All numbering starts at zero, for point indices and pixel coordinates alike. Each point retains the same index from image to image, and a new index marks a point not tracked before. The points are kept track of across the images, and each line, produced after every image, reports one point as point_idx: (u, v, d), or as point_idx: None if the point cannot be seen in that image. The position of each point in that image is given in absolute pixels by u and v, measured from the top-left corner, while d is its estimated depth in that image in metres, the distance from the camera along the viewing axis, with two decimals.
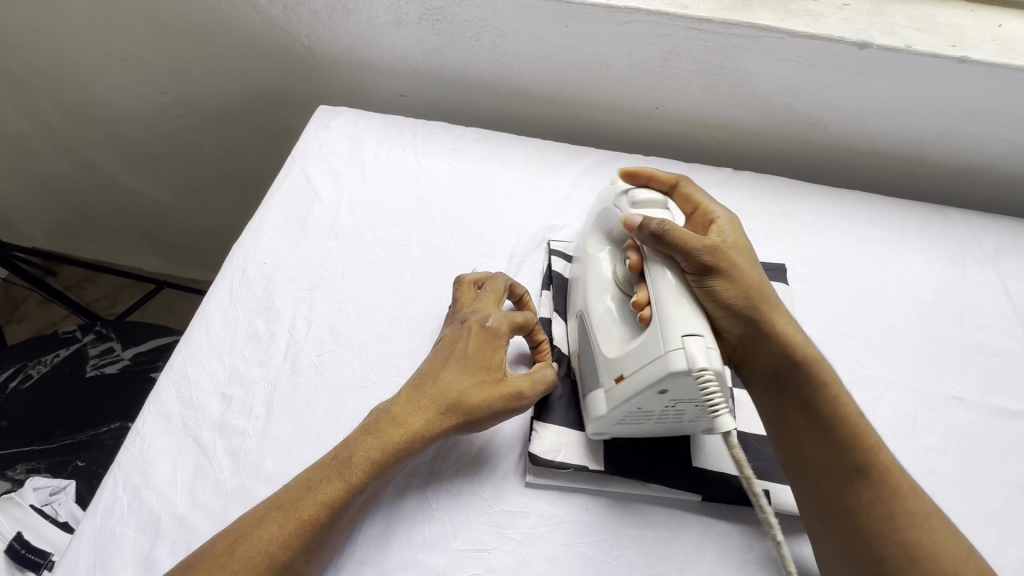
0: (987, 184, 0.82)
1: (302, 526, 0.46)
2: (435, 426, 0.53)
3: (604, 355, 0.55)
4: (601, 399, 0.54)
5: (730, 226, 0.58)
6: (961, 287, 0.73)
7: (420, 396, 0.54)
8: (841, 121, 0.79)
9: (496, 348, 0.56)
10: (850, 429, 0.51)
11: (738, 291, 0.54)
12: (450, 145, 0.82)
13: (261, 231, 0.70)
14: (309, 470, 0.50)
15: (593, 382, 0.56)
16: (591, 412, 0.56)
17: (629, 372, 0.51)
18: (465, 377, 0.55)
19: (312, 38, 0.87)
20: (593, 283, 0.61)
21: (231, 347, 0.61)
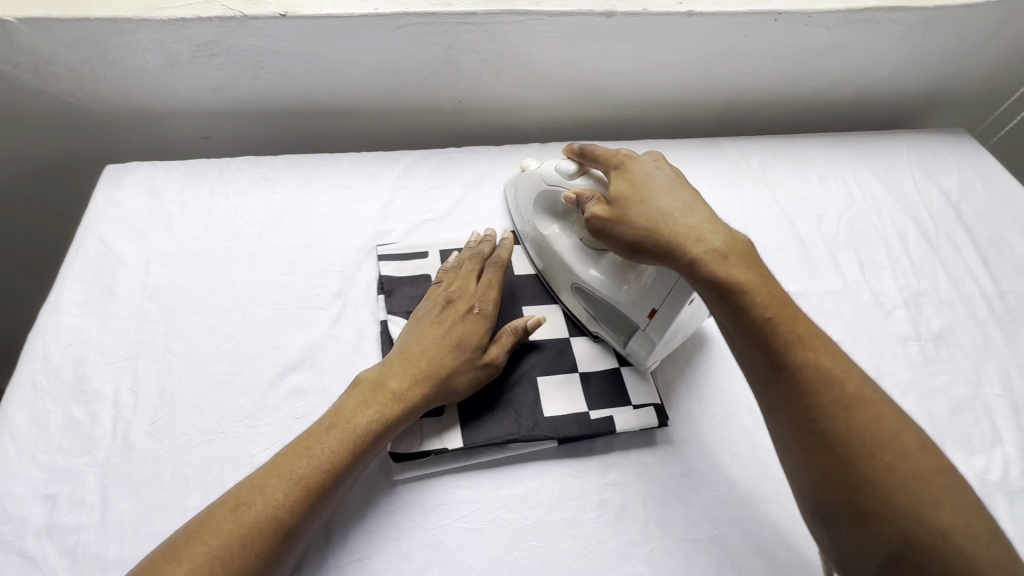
0: (744, 111, 0.97)
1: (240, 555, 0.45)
2: (429, 400, 0.57)
3: (625, 304, 0.61)
4: (647, 337, 0.61)
5: (630, 179, 0.59)
6: (741, 202, 0.85)
7: (416, 373, 0.57)
8: (618, 83, 0.89)
9: (482, 323, 0.62)
10: (776, 339, 0.49)
11: (643, 236, 0.55)
12: (261, 177, 0.80)
13: (60, 311, 0.65)
14: (201, 519, 0.47)
15: (631, 328, 0.63)
16: (643, 348, 0.62)
17: (658, 304, 0.58)
18: (456, 354, 0.59)
19: (83, 96, 0.82)
20: (567, 258, 0.66)
21: (47, 444, 0.57)
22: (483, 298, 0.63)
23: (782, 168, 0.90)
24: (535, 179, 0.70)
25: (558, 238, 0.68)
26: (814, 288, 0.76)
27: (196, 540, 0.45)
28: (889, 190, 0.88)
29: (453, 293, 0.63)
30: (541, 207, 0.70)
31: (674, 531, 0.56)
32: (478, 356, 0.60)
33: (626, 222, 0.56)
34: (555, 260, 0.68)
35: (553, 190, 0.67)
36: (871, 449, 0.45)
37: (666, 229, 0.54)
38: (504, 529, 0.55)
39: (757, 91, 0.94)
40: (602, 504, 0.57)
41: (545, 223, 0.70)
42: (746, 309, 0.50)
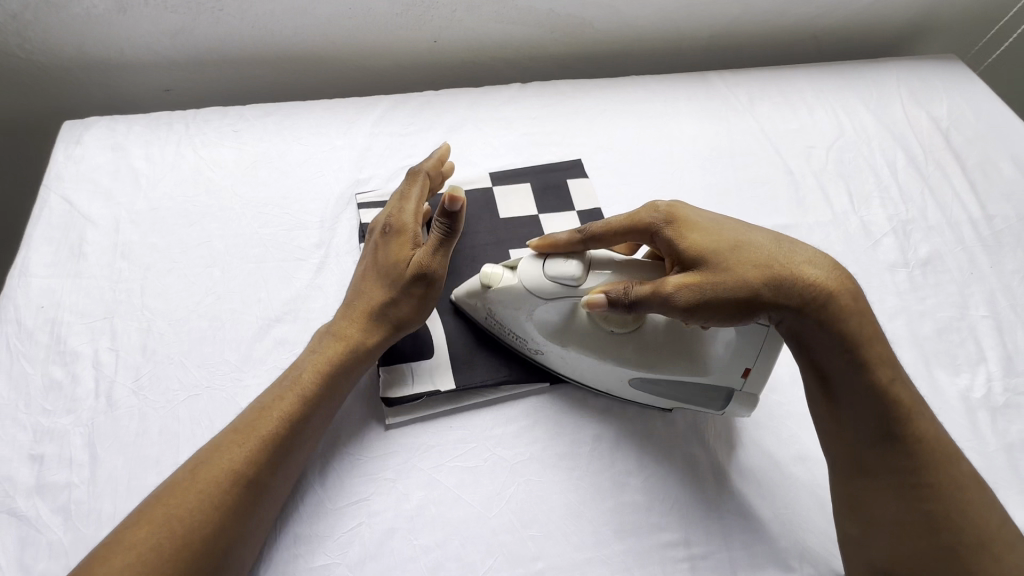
0: (731, 43, 0.94)
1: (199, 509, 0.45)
2: (370, 331, 0.56)
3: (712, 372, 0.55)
4: (745, 400, 0.56)
5: (704, 228, 0.51)
6: (729, 136, 0.83)
7: (354, 311, 0.57)
8: (600, 17, 0.85)
9: (401, 240, 0.58)
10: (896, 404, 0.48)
11: (756, 296, 0.48)
12: (230, 128, 0.76)
13: (29, 273, 0.63)
14: (171, 485, 0.46)
15: (718, 393, 0.56)
16: (744, 409, 0.56)
17: (753, 363, 0.53)
18: (383, 283, 0.57)
19: (31, 47, 0.77)
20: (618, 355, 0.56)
21: (28, 405, 0.55)
22: (398, 212, 0.59)
23: (770, 101, 0.87)
24: (515, 296, 0.56)
25: (585, 348, 0.56)
26: (804, 220, 0.75)
27: (169, 508, 0.45)
28: (879, 119, 0.87)
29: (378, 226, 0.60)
30: (539, 321, 0.57)
31: (669, 459, 0.57)
32: (405, 274, 0.56)
33: (734, 280, 0.48)
34: (594, 368, 0.57)
35: (553, 301, 0.55)
36: (979, 521, 0.46)
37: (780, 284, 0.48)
38: (499, 466, 0.55)
39: (744, 22, 0.91)
40: (596, 438, 0.58)
41: (559, 345, 0.57)
42: (869, 367, 0.48)
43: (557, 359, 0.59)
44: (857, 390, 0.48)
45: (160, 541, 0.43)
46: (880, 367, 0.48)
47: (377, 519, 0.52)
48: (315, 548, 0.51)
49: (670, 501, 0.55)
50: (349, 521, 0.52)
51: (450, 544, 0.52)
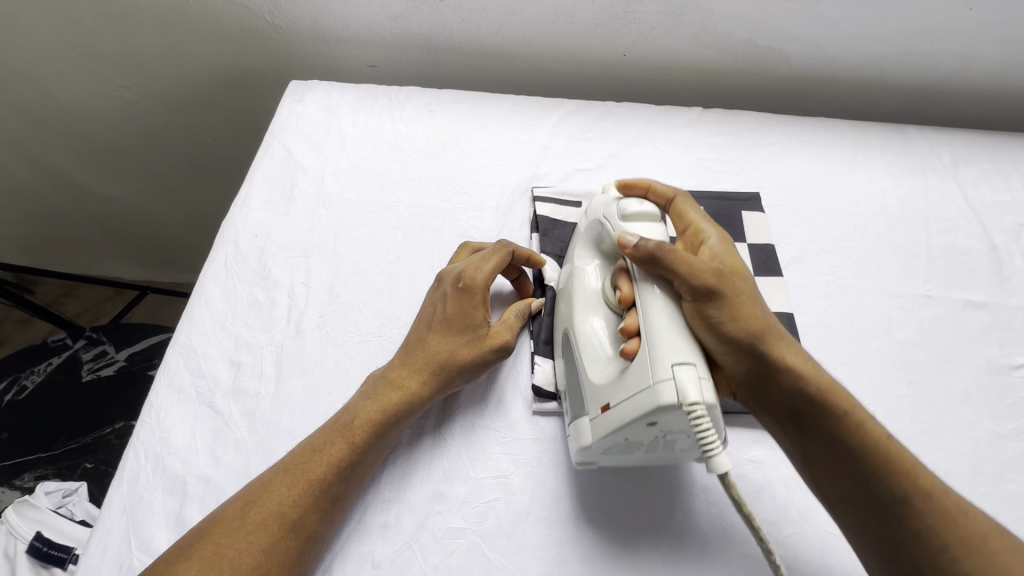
0: (936, 99, 0.88)
1: (355, 448, 0.51)
2: (434, 380, 0.55)
3: (591, 381, 0.51)
4: (587, 427, 0.50)
5: (722, 246, 0.55)
6: (924, 196, 0.77)
7: (413, 361, 0.56)
8: (802, 52, 0.83)
9: (470, 298, 0.57)
10: (874, 445, 0.46)
11: (741, 321, 0.49)
12: (426, 108, 0.82)
13: (249, 205, 0.72)
14: (314, 435, 0.52)
15: (578, 409, 0.52)
16: (576, 443, 0.51)
17: (615, 402, 0.47)
18: (453, 336, 0.57)
19: (277, 15, 0.88)
20: (581, 302, 0.57)
21: (234, 317, 0.63)
22: (474, 269, 0.59)
23: (979, 166, 0.80)
24: (594, 208, 0.61)
25: (591, 274, 0.58)
26: (1004, 301, 0.68)
27: (313, 458, 0.50)
28: None
29: (447, 276, 0.60)
30: (589, 238, 0.61)
31: (818, 520, 0.54)
32: (480, 336, 0.57)
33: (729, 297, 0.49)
34: (567, 301, 0.59)
35: (603, 224, 0.57)
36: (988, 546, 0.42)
37: (760, 317, 0.51)
38: (638, 480, 0.55)
39: (960, 78, 0.84)
40: (741, 478, 0.56)
41: (586, 258, 0.60)
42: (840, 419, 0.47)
43: (564, 278, 0.62)
44: (823, 427, 0.48)
45: (333, 465, 0.50)
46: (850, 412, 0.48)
47: (514, 498, 0.54)
48: (455, 510, 0.53)
49: (814, 566, 0.51)
50: (489, 494, 0.54)
51: (580, 542, 0.52)
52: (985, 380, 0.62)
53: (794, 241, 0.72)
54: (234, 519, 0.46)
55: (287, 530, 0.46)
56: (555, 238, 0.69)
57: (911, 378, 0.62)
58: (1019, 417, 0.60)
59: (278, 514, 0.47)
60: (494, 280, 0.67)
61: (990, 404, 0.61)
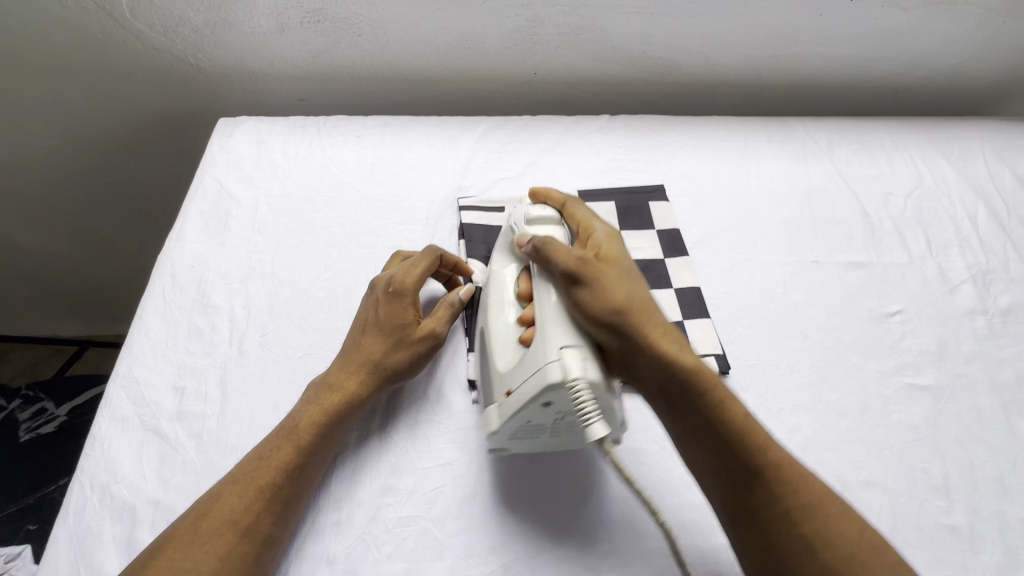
0: (810, 94, 1.00)
1: (299, 449, 0.54)
2: (370, 377, 0.58)
3: (499, 370, 0.55)
4: (493, 414, 0.54)
5: (605, 239, 0.58)
6: (806, 177, 0.87)
7: (349, 363, 0.59)
8: (690, 61, 0.93)
9: (400, 300, 0.61)
10: (737, 433, 0.50)
11: (614, 305, 0.51)
12: (354, 134, 0.87)
13: (184, 238, 0.74)
14: (259, 444, 0.54)
15: (489, 399, 0.56)
16: (485, 432, 0.56)
17: (515, 387, 0.52)
18: (386, 337, 0.60)
19: (202, 58, 0.91)
20: (494, 300, 0.60)
21: (175, 345, 0.65)
22: (402, 274, 0.62)
23: (850, 147, 0.91)
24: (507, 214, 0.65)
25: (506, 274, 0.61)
26: (879, 260, 0.78)
27: (259, 467, 0.52)
28: (960, 172, 0.88)
29: (377, 284, 0.64)
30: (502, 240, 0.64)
31: None
32: (411, 332, 0.61)
33: (596, 284, 0.52)
34: (485, 299, 0.62)
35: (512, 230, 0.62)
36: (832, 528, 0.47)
37: (627, 295, 0.53)
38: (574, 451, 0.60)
39: (826, 73, 0.96)
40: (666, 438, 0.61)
41: (502, 260, 0.62)
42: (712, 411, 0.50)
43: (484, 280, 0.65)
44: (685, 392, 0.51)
45: (281, 470, 0.52)
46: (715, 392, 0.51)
47: (461, 482, 0.57)
48: (404, 499, 0.56)
49: None
50: (435, 481, 0.57)
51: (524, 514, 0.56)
52: (868, 327, 0.71)
53: (698, 225, 0.80)
54: (185, 530, 0.48)
55: (241, 536, 0.48)
56: (481, 242, 0.74)
57: (806, 333, 0.70)
58: (898, 355, 0.69)
59: (231, 522, 0.49)
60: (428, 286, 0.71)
61: (874, 348, 0.69)
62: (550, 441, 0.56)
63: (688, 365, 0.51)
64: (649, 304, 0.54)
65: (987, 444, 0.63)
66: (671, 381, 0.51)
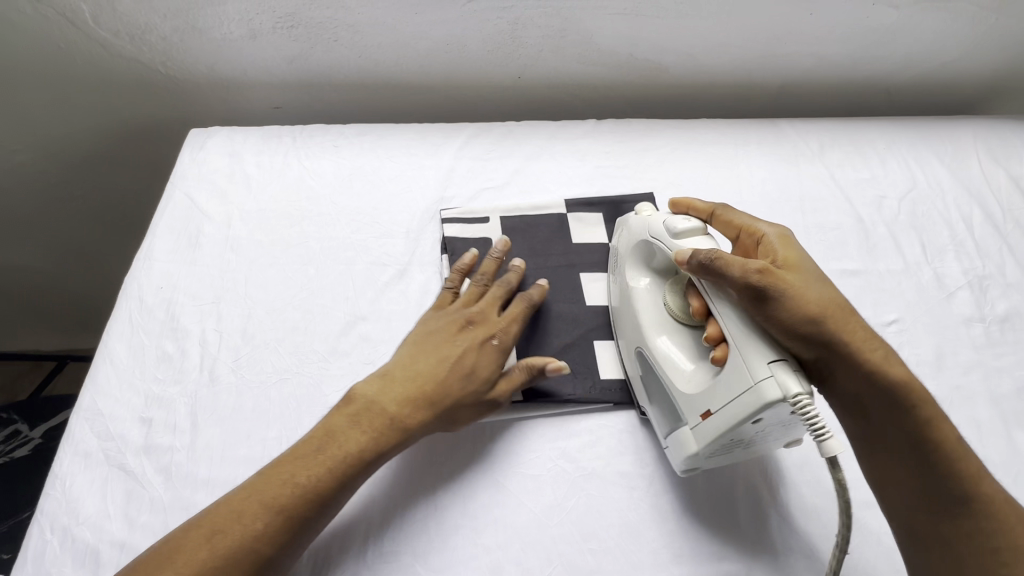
0: (801, 94, 0.97)
1: (329, 472, 0.50)
2: (427, 420, 0.55)
3: (683, 392, 0.54)
4: (690, 436, 0.54)
5: (779, 243, 0.57)
6: (799, 181, 0.85)
7: (416, 393, 0.55)
8: (678, 62, 0.90)
9: (497, 353, 0.59)
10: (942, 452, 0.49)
11: (810, 316, 0.50)
12: (331, 143, 0.84)
13: (152, 257, 0.70)
14: (272, 470, 0.50)
15: (676, 420, 0.56)
16: (679, 452, 0.55)
17: (716, 407, 0.51)
18: (465, 380, 0.57)
19: (172, 66, 0.87)
20: (647, 320, 0.60)
21: (143, 373, 0.61)
22: (505, 328, 0.61)
23: (842, 149, 0.89)
24: (638, 230, 0.63)
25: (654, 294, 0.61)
26: (873, 267, 0.76)
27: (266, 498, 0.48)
28: (954, 174, 0.86)
29: (474, 316, 0.61)
30: (637, 257, 0.64)
31: (729, 489, 0.58)
32: (485, 386, 0.58)
33: (781, 293, 0.50)
34: (631, 319, 0.62)
35: (654, 245, 0.60)
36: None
37: (820, 299, 0.51)
38: (562, 477, 0.58)
39: (817, 73, 0.94)
40: (658, 461, 0.59)
41: (636, 276, 0.63)
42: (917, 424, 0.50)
43: (620, 298, 0.65)
44: (891, 402, 0.50)
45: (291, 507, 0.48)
46: (922, 406, 0.50)
47: (443, 513, 0.55)
48: (382, 533, 0.54)
49: (727, 531, 0.56)
50: (415, 513, 0.55)
51: (512, 546, 0.54)
52: None
53: None
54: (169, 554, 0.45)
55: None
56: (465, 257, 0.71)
57: None
58: None
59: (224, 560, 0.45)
60: (410, 305, 0.68)
61: None
62: (742, 454, 0.56)
63: (895, 374, 0.50)
64: (849, 309, 0.52)
65: (987, 459, 0.61)
66: (881, 391, 0.50)
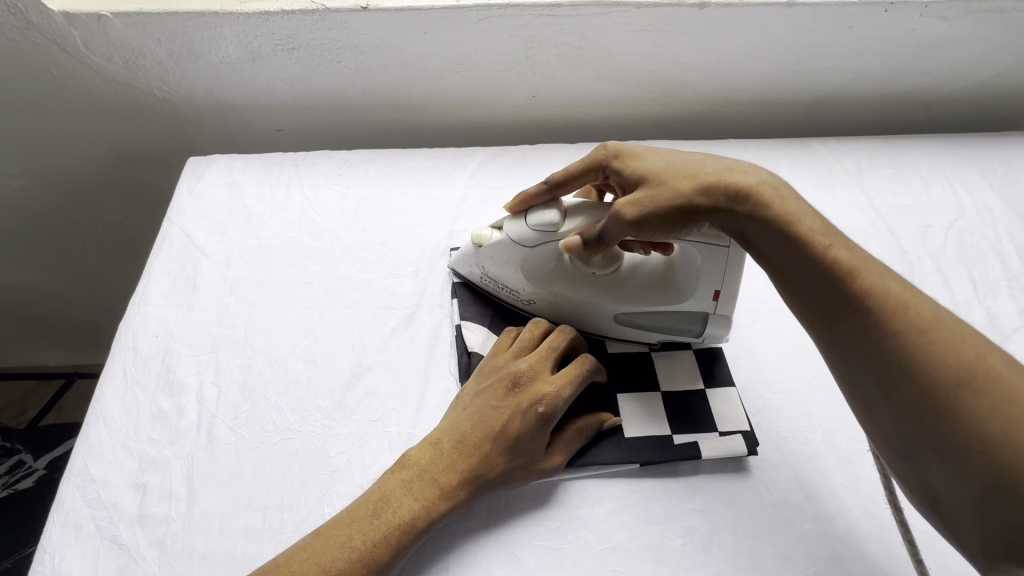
0: (836, 111, 0.91)
1: (385, 539, 0.48)
2: (477, 492, 0.52)
3: (687, 299, 0.59)
4: (719, 318, 0.61)
5: (624, 152, 0.55)
6: (836, 208, 0.79)
7: (466, 463, 0.52)
8: (704, 80, 0.84)
9: (550, 420, 0.54)
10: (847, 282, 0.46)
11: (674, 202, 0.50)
12: (336, 172, 0.79)
13: (148, 302, 0.67)
14: (313, 548, 0.47)
15: (694, 321, 0.62)
16: (716, 330, 0.62)
17: (721, 283, 0.57)
18: (514, 451, 0.53)
19: (169, 90, 0.83)
20: (604, 297, 0.60)
21: (137, 433, 0.58)
22: (559, 393, 0.55)
23: (882, 173, 0.82)
24: (501, 245, 0.61)
25: (572, 290, 0.61)
26: None
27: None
28: (1005, 200, 0.80)
29: (525, 378, 0.55)
30: (526, 271, 0.61)
31: (768, 565, 0.53)
32: (536, 456, 0.54)
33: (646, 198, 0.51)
34: (585, 308, 0.62)
35: (537, 250, 0.59)
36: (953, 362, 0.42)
37: (676, 180, 0.51)
38: (585, 551, 0.53)
39: (854, 89, 0.87)
40: (690, 531, 0.55)
41: (546, 284, 0.61)
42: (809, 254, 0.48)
43: (541, 303, 0.63)
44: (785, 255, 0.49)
45: None
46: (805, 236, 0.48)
47: None
48: None
49: None
50: None
51: None
52: None
53: None
54: None
55: None
56: (478, 300, 0.67)
57: (843, 398, 0.63)
58: None
59: None
60: (421, 354, 0.64)
61: None
62: None
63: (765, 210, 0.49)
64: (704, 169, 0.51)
65: None
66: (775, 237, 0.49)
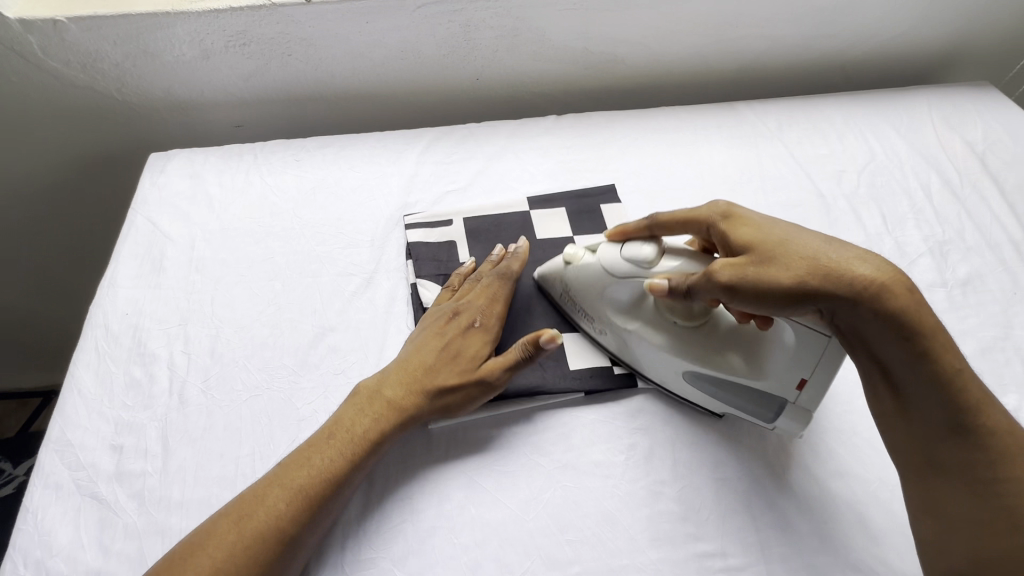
0: (758, 77, 0.98)
1: (342, 454, 0.53)
2: (426, 407, 0.58)
3: (767, 381, 0.56)
4: (796, 411, 0.56)
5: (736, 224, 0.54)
6: (759, 161, 0.86)
7: (411, 379, 0.58)
8: (633, 53, 0.91)
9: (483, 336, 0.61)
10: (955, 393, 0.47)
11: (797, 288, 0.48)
12: (293, 158, 0.84)
13: (116, 284, 0.70)
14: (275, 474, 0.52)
15: (772, 404, 0.57)
16: (793, 422, 0.57)
17: (810, 373, 0.54)
18: (455, 363, 0.59)
19: (128, 92, 0.87)
20: (670, 351, 0.58)
21: (112, 401, 0.61)
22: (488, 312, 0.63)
23: (800, 128, 0.90)
24: (594, 271, 0.62)
25: (643, 332, 0.60)
26: None
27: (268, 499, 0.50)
28: (911, 144, 0.87)
29: (459, 306, 0.63)
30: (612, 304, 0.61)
31: (703, 470, 0.58)
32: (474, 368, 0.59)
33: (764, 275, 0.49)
34: (654, 357, 0.60)
35: (628, 282, 0.59)
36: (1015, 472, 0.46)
37: (806, 265, 0.49)
38: (537, 472, 0.58)
39: (771, 55, 0.95)
40: (632, 447, 0.60)
41: (626, 322, 0.61)
42: (932, 360, 0.47)
43: (614, 341, 0.63)
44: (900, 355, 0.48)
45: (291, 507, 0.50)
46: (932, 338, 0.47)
47: (422, 515, 0.55)
48: (363, 541, 0.54)
49: (704, 511, 0.56)
50: (394, 517, 0.55)
51: (490, 544, 0.54)
52: None
53: None
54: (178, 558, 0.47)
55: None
56: (430, 261, 0.72)
57: None
58: None
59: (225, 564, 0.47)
60: (379, 312, 0.68)
61: None
62: None
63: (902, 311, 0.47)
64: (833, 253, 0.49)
65: None
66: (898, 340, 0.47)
